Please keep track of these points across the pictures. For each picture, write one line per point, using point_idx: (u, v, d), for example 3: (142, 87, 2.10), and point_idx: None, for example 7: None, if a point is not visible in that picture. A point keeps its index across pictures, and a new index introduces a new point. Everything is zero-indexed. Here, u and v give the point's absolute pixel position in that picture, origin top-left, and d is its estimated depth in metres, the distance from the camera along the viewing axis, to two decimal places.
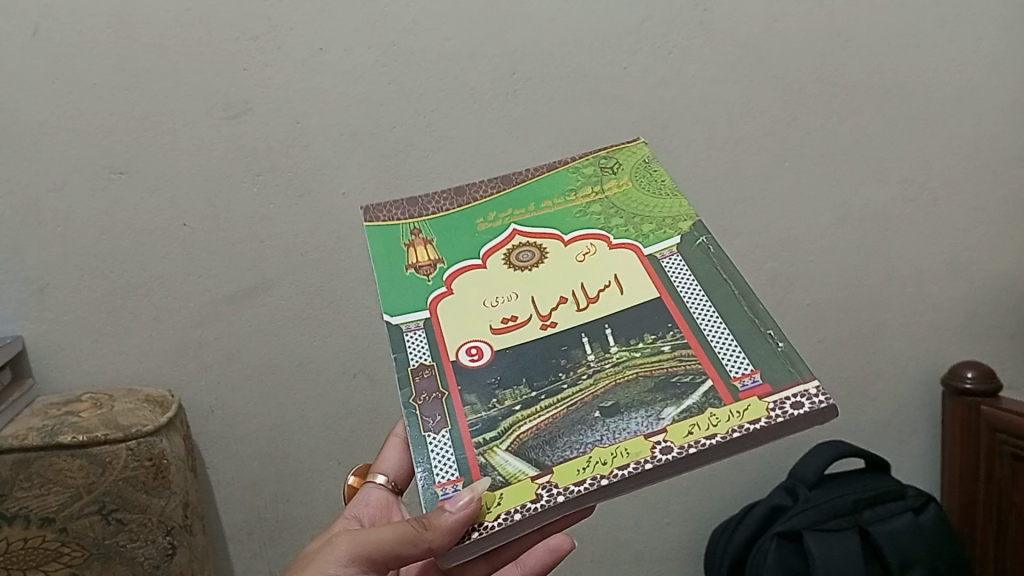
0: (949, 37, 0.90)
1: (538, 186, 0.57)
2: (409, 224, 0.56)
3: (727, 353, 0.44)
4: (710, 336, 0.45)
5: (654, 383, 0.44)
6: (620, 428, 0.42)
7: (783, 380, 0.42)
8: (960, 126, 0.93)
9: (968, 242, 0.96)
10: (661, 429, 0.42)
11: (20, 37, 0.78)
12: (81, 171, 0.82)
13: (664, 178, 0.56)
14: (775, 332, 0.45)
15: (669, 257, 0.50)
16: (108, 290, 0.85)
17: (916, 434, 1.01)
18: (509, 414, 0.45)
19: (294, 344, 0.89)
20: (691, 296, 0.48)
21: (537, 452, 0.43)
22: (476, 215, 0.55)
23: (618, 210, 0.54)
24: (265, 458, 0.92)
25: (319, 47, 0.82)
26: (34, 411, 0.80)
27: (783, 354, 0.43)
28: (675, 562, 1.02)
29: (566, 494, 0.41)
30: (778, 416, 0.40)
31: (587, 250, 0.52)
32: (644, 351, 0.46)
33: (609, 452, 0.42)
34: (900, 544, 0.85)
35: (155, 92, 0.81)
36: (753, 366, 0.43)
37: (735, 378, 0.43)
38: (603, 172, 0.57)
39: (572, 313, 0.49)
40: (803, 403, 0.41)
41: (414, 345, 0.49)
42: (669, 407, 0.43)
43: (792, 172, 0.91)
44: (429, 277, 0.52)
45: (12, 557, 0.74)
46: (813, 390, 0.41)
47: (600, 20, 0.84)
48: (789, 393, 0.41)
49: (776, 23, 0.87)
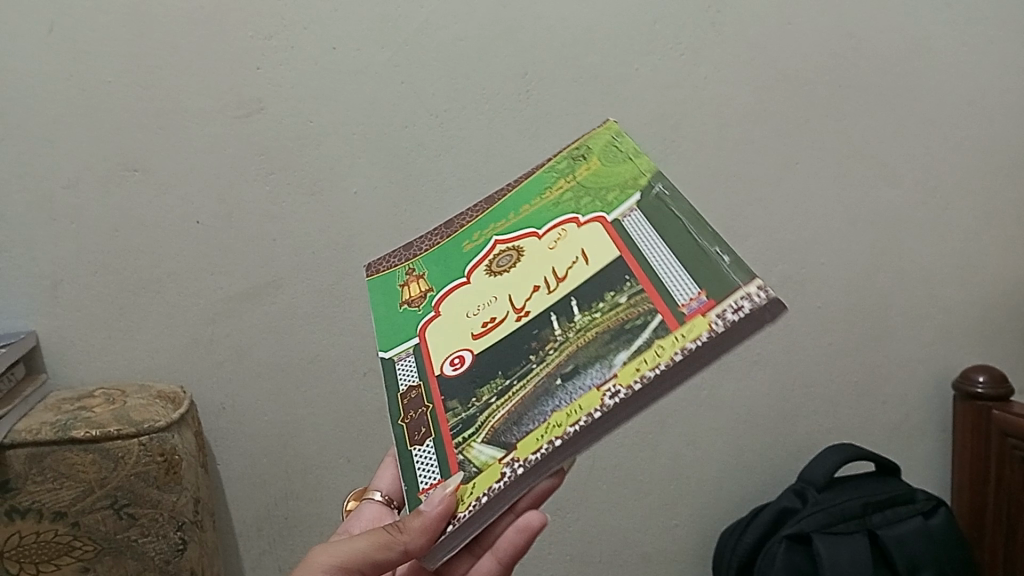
0: (960, 40, 0.90)
1: (518, 197, 0.56)
2: (405, 266, 0.56)
3: (675, 283, 0.42)
4: (662, 274, 0.43)
5: (609, 334, 0.42)
6: (578, 387, 0.41)
7: (725, 291, 0.40)
8: (971, 129, 0.92)
9: (979, 245, 0.96)
10: (612, 374, 0.40)
11: (35, 35, 0.79)
12: (95, 168, 0.82)
13: (630, 146, 0.54)
14: (721, 250, 0.43)
15: (630, 217, 0.48)
16: (120, 286, 0.85)
17: (927, 437, 1.01)
18: (486, 407, 0.44)
19: (304, 342, 0.89)
20: (647, 244, 0.46)
21: (506, 434, 0.42)
22: (462, 240, 0.55)
23: (587, 191, 0.52)
24: (274, 456, 0.92)
25: (331, 46, 0.82)
26: (49, 404, 0.81)
27: (728, 267, 0.41)
28: (684, 565, 1.02)
29: (525, 465, 0.40)
30: (719, 325, 0.39)
31: (559, 236, 0.50)
32: (604, 309, 0.44)
33: (565, 412, 0.40)
34: (909, 548, 0.84)
35: (168, 89, 0.81)
36: (699, 288, 0.41)
37: (681, 304, 0.41)
38: (575, 161, 0.55)
39: (544, 298, 0.47)
40: (743, 305, 0.39)
41: (404, 370, 0.50)
42: (621, 352, 0.41)
43: (803, 174, 0.91)
44: (419, 307, 0.52)
45: (24, 551, 0.75)
46: (753, 290, 0.39)
47: (611, 21, 0.85)
48: (729, 300, 0.39)
49: (786, 25, 0.87)
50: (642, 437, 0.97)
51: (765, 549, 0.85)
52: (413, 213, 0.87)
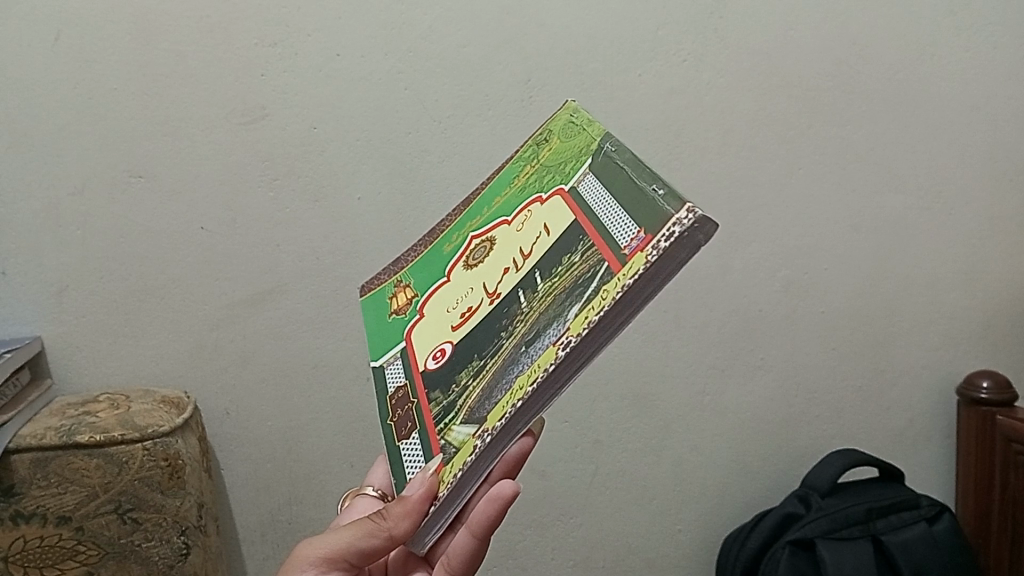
0: (964, 47, 0.90)
1: (491, 193, 0.56)
2: (394, 280, 0.58)
3: (619, 229, 0.41)
4: (609, 224, 0.42)
5: (566, 293, 0.41)
6: (538, 349, 0.40)
7: (658, 222, 0.39)
8: (975, 135, 0.92)
9: (983, 251, 0.96)
10: (565, 328, 0.39)
11: (43, 43, 0.80)
12: (101, 174, 0.83)
13: (585, 117, 0.53)
14: (659, 185, 0.42)
15: (584, 181, 0.47)
16: (126, 292, 0.86)
17: (931, 443, 1.00)
18: (463, 390, 0.44)
19: (308, 347, 0.89)
20: (598, 201, 0.45)
21: (479, 410, 0.42)
22: (443, 245, 0.56)
23: (549, 170, 0.51)
24: (278, 461, 0.92)
25: (336, 53, 0.83)
26: (53, 410, 0.81)
27: (663, 199, 0.40)
28: (687, 571, 1.01)
29: (492, 434, 0.40)
30: (653, 254, 0.37)
31: (524, 217, 0.49)
32: (563, 271, 0.43)
33: (526, 376, 0.40)
34: (913, 554, 0.84)
35: (174, 97, 0.82)
36: (638, 227, 0.40)
37: (623, 247, 0.40)
38: (538, 146, 0.55)
39: (513, 277, 0.47)
40: (674, 231, 0.37)
41: (393, 374, 0.51)
42: (573, 307, 0.40)
43: (806, 180, 0.91)
44: (406, 314, 0.53)
45: (29, 555, 0.75)
46: (683, 214, 0.38)
47: (615, 28, 0.85)
48: (662, 230, 0.38)
49: (789, 31, 0.87)
50: (645, 443, 0.97)
51: (769, 555, 0.85)
52: (416, 219, 0.87)
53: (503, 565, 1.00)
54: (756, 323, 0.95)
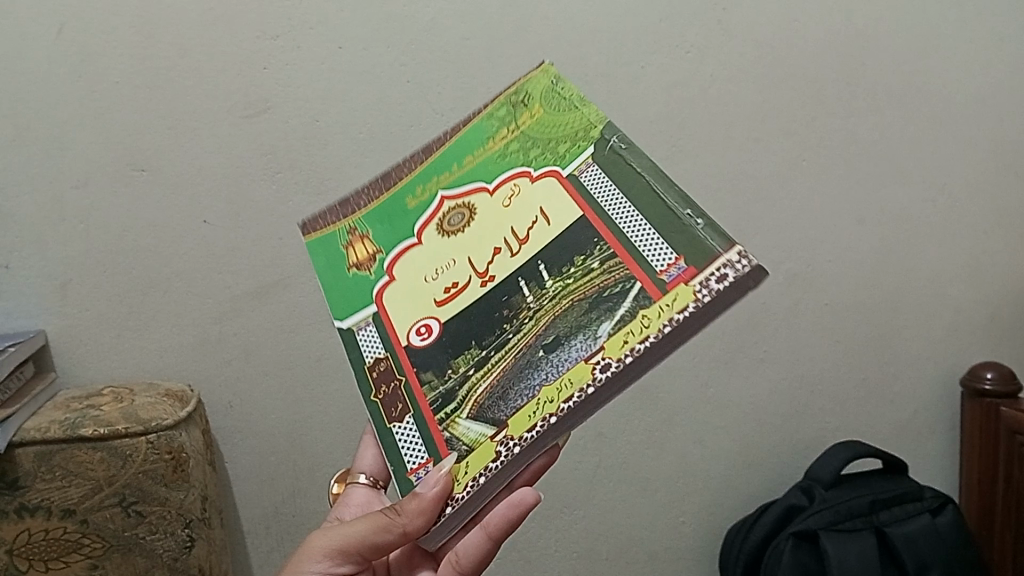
0: (968, 38, 0.90)
1: (459, 146, 0.53)
2: (345, 224, 0.54)
3: (651, 250, 0.43)
4: (634, 238, 0.44)
5: (588, 303, 0.43)
6: (564, 359, 0.42)
7: (704, 259, 0.41)
8: (981, 126, 0.92)
9: (988, 243, 0.95)
10: (598, 347, 0.41)
11: (45, 37, 0.79)
12: (105, 168, 0.83)
13: (573, 91, 0.52)
14: (692, 211, 0.43)
15: (587, 169, 0.48)
16: (130, 286, 0.86)
17: (935, 435, 1.00)
18: (465, 379, 0.46)
19: (312, 341, 0.89)
20: (612, 203, 0.46)
21: (493, 410, 0.44)
22: (403, 195, 0.53)
23: (535, 142, 0.51)
24: (282, 454, 0.92)
25: (339, 46, 0.82)
26: (57, 403, 0.81)
27: (703, 231, 0.42)
28: (691, 563, 1.01)
29: (521, 444, 0.41)
30: (705, 296, 0.40)
31: (512, 192, 0.49)
32: (576, 274, 0.45)
33: (555, 388, 0.42)
34: (916, 546, 0.84)
35: (177, 90, 0.82)
36: (676, 254, 0.42)
37: (659, 272, 0.42)
38: (515, 108, 0.53)
39: (507, 261, 0.48)
40: (727, 273, 0.40)
41: (367, 341, 0.50)
42: (604, 323, 0.42)
43: (810, 171, 0.91)
44: (371, 272, 0.52)
45: (33, 548, 0.75)
46: (735, 258, 0.40)
47: (618, 20, 0.85)
48: (712, 269, 0.40)
49: (793, 23, 0.87)
50: (649, 435, 0.97)
51: (772, 547, 0.85)
52: None
53: (506, 558, 1.00)
54: (760, 315, 0.95)
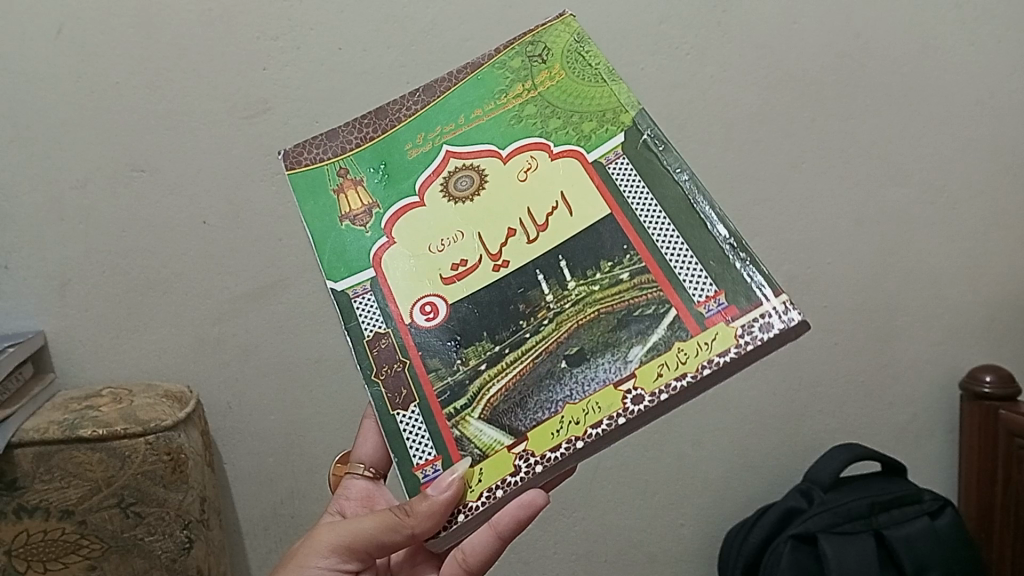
0: (967, 40, 0.90)
1: (467, 93, 0.52)
2: (334, 163, 0.52)
3: (690, 278, 0.45)
4: (669, 256, 0.46)
5: (616, 321, 0.46)
6: (591, 377, 0.45)
7: (748, 302, 0.44)
8: (980, 128, 0.92)
9: (988, 245, 0.96)
10: (630, 374, 0.44)
11: (44, 37, 0.79)
12: (104, 169, 0.83)
13: (598, 59, 0.52)
14: (732, 237, 0.46)
15: (615, 161, 0.49)
16: (129, 286, 0.86)
17: (933, 437, 1.00)
18: (476, 375, 0.47)
19: (311, 341, 0.89)
20: (642, 207, 0.48)
21: (509, 418, 0.46)
22: (404, 142, 0.52)
23: (555, 110, 0.51)
24: (281, 455, 0.92)
25: (338, 47, 0.82)
26: (57, 403, 0.81)
27: (744, 265, 0.45)
28: (689, 565, 1.01)
29: (543, 464, 0.44)
30: (747, 342, 0.43)
31: (528, 165, 0.50)
32: (603, 283, 0.47)
33: (580, 409, 0.45)
34: (914, 549, 0.84)
35: (176, 91, 0.82)
36: (716, 288, 0.45)
37: (698, 304, 0.45)
38: (532, 64, 0.52)
39: (522, 246, 0.49)
40: (771, 324, 0.43)
41: (364, 311, 0.49)
42: (635, 347, 0.45)
43: (809, 173, 0.91)
44: (366, 228, 0.51)
45: (32, 549, 0.75)
46: (779, 308, 0.43)
47: (617, 21, 0.85)
48: (755, 315, 0.44)
49: (792, 25, 0.87)
50: (648, 437, 0.97)
51: (771, 548, 0.85)
52: None
53: (505, 560, 1.00)
54: None
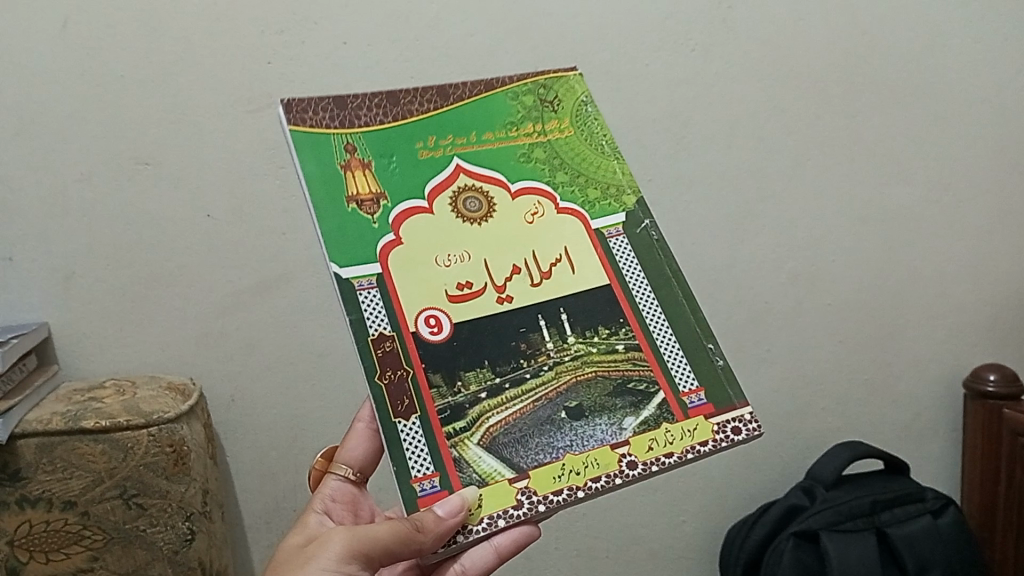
0: (975, 38, 0.92)
1: (479, 110, 0.54)
2: (342, 135, 0.50)
3: (677, 368, 0.52)
4: (659, 340, 0.52)
5: (612, 387, 0.50)
6: (588, 433, 0.49)
7: (723, 404, 0.51)
8: (988, 125, 0.94)
9: (992, 243, 0.98)
10: (625, 440, 0.49)
11: (47, 30, 0.77)
12: (107, 162, 0.80)
13: (604, 131, 0.57)
14: (715, 348, 0.53)
15: (616, 236, 0.54)
16: (133, 278, 0.84)
17: (937, 435, 1.01)
18: (476, 401, 0.48)
19: (316, 334, 0.89)
20: (639, 289, 0.53)
21: (510, 452, 0.48)
22: (416, 141, 0.52)
23: (564, 165, 0.55)
24: (284, 448, 0.91)
25: (342, 41, 0.82)
26: (60, 396, 0.80)
27: (721, 371, 0.52)
28: (691, 562, 1.00)
29: (546, 503, 0.47)
30: (722, 438, 0.50)
31: (535, 210, 0.53)
32: (601, 347, 0.51)
33: (580, 461, 0.48)
34: (916, 547, 0.85)
35: (180, 85, 0.80)
36: (699, 383, 0.51)
37: (684, 393, 0.51)
38: (544, 109, 0.56)
39: (526, 287, 0.51)
40: (740, 428, 0.50)
41: (370, 306, 0.47)
42: (628, 416, 0.50)
43: (815, 170, 0.91)
44: (373, 218, 0.49)
45: (35, 539, 0.75)
46: (747, 417, 0.51)
47: (625, 17, 0.84)
48: (728, 417, 0.51)
49: (799, 23, 0.88)
50: None
51: (773, 546, 0.84)
52: None
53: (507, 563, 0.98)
54: (763, 314, 0.94)
